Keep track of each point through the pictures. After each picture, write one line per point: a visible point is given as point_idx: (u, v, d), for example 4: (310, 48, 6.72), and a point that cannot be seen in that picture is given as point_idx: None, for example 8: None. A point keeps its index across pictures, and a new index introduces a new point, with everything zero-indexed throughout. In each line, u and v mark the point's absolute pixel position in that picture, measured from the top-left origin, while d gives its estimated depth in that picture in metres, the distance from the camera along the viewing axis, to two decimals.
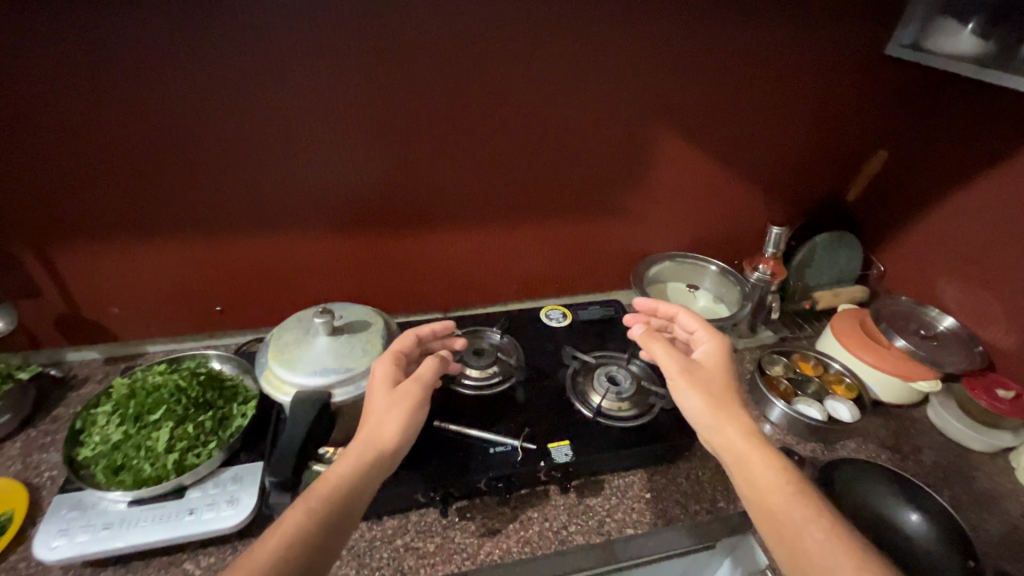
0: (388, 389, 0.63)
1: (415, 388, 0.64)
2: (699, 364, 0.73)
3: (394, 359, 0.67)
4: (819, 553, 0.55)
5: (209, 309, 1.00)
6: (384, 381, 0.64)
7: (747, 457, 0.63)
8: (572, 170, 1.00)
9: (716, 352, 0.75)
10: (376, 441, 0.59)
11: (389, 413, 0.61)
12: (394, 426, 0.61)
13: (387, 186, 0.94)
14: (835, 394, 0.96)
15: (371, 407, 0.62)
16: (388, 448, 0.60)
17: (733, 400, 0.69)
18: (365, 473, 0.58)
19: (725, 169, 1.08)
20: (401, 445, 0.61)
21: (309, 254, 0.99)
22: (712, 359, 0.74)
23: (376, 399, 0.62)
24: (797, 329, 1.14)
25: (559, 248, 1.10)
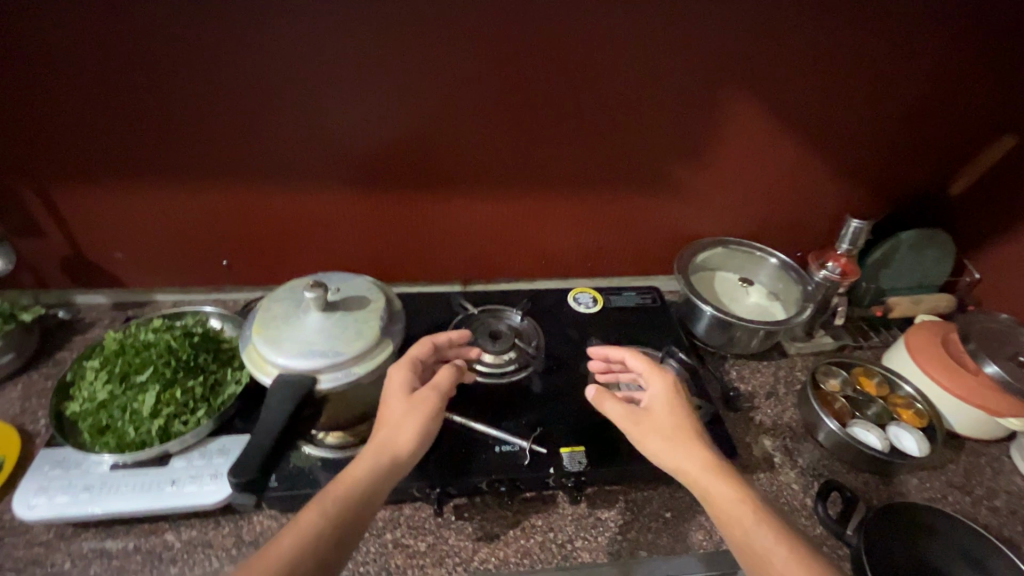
0: (404, 396, 0.60)
1: (431, 395, 0.60)
2: (647, 412, 0.63)
3: (410, 365, 0.64)
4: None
5: (214, 262, 0.94)
6: (400, 387, 0.61)
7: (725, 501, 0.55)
8: (618, 136, 0.87)
9: (661, 393, 0.64)
10: (392, 445, 0.56)
11: (406, 419, 0.58)
12: (410, 433, 0.57)
13: (406, 141, 0.84)
14: (900, 421, 0.83)
15: (386, 412, 0.59)
16: (403, 453, 0.56)
17: (693, 446, 0.59)
18: (379, 478, 0.54)
19: (801, 145, 0.91)
20: (417, 452, 0.58)
21: (319, 211, 0.90)
22: (660, 404, 0.63)
23: (393, 406, 0.59)
24: (861, 338, 1.00)
25: (596, 224, 0.98)
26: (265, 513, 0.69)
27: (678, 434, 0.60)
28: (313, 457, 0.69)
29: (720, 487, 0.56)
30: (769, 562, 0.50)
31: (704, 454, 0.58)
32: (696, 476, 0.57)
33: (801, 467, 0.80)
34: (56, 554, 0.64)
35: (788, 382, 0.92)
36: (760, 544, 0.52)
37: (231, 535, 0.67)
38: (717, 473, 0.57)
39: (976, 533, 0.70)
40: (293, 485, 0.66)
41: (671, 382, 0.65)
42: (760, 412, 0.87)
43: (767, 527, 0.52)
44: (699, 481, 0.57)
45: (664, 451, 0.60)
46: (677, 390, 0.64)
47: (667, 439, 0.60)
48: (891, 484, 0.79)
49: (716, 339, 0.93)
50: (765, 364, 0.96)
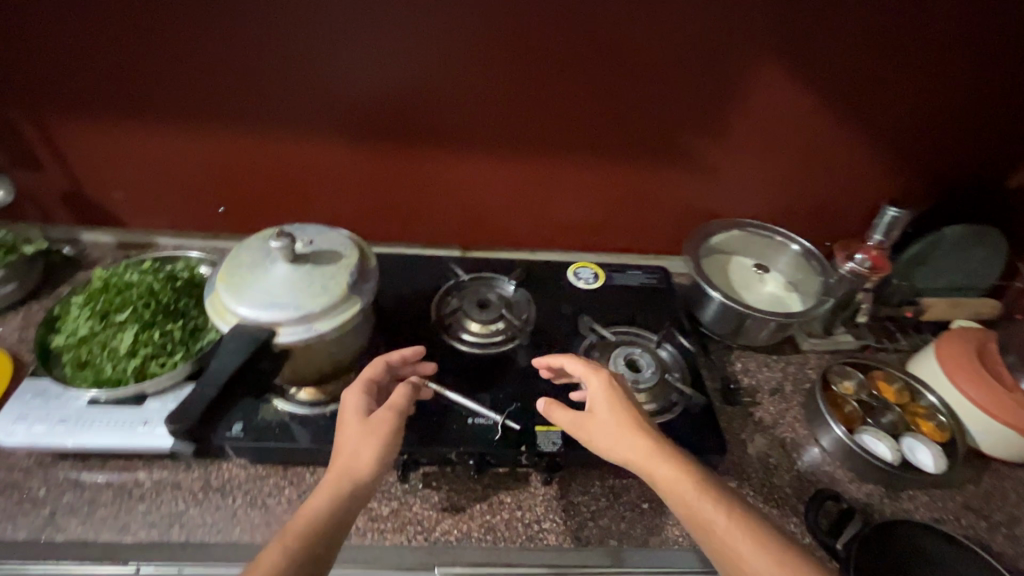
0: (359, 420, 0.57)
1: (387, 412, 0.58)
2: (588, 414, 0.61)
3: (365, 388, 0.61)
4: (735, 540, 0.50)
5: (211, 209, 0.93)
6: (354, 411, 0.58)
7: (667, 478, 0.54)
8: (633, 98, 0.79)
9: (598, 387, 0.61)
10: (351, 470, 0.53)
11: (363, 442, 0.55)
12: (370, 454, 0.54)
13: (405, 93, 0.79)
14: (917, 433, 0.76)
15: (342, 440, 0.56)
16: (364, 477, 0.53)
17: (632, 432, 0.57)
18: (340, 507, 0.51)
19: (840, 121, 0.82)
20: (379, 474, 0.55)
21: (315, 162, 0.87)
22: (598, 399, 0.61)
23: (349, 431, 0.56)
24: (887, 339, 0.91)
25: (605, 195, 0.92)
26: (235, 462, 0.69)
27: (620, 421, 0.58)
28: (282, 411, 0.68)
29: (662, 467, 0.55)
30: (715, 530, 0.51)
31: (642, 437, 0.57)
32: (638, 461, 0.56)
33: (798, 470, 0.74)
34: (33, 480, 0.65)
35: (797, 381, 0.86)
36: (702, 512, 0.52)
37: (200, 480, 0.67)
38: (658, 452, 0.56)
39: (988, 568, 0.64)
40: (259, 437, 0.65)
41: (605, 376, 0.62)
42: (762, 409, 0.81)
43: (707, 496, 0.53)
44: (645, 465, 0.55)
45: (607, 443, 0.58)
46: (613, 380, 0.62)
47: (609, 432, 0.58)
48: (897, 498, 0.73)
49: (722, 328, 0.87)
50: (774, 358, 0.89)
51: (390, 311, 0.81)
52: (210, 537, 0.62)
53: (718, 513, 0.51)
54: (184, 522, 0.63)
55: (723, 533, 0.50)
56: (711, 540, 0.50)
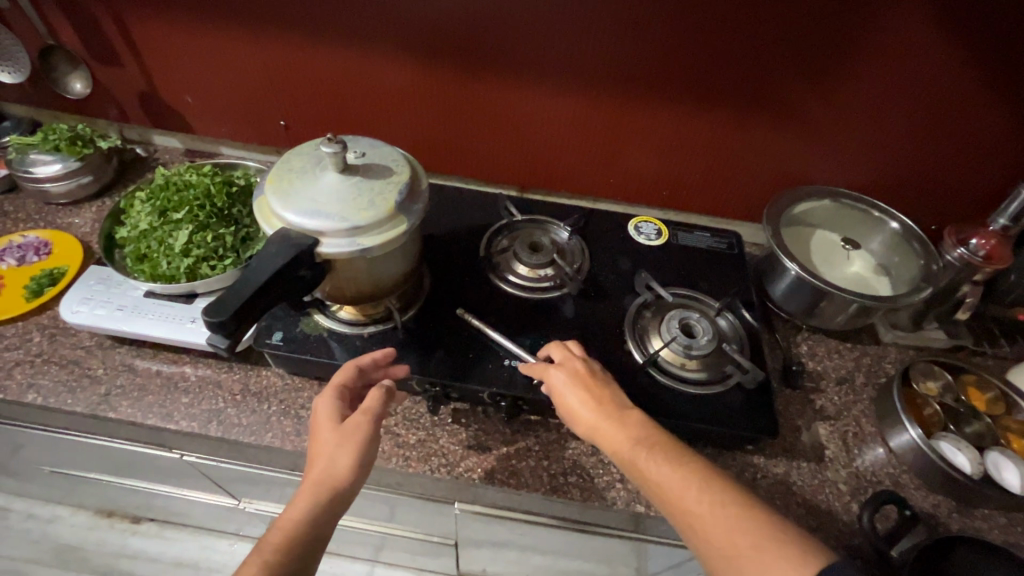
0: (334, 426, 0.54)
1: (362, 419, 0.54)
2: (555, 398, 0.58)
3: (337, 395, 0.56)
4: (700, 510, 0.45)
5: (272, 122, 0.92)
6: (328, 417, 0.55)
7: (633, 453, 0.51)
8: (732, 34, 0.69)
9: (554, 377, 0.59)
10: (328, 478, 0.51)
11: (340, 449, 0.52)
12: (347, 462, 0.52)
13: (475, 9, 0.72)
14: (1007, 449, 0.66)
15: (317, 448, 0.53)
16: (343, 485, 0.51)
17: (601, 406, 0.55)
18: (318, 517, 0.50)
19: (984, 80, 0.68)
20: (358, 481, 0.52)
21: (376, 81, 0.83)
22: (558, 380, 0.58)
23: (323, 438, 0.53)
24: (987, 342, 0.79)
25: (682, 145, 0.83)
26: (274, 371, 0.70)
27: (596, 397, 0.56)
28: (322, 326, 0.67)
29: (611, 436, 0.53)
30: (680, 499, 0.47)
31: (595, 416, 0.55)
32: (607, 438, 0.53)
33: (856, 468, 0.67)
34: (94, 359, 0.69)
35: (870, 373, 0.77)
36: (656, 476, 0.49)
37: (240, 383, 0.69)
38: (618, 421, 0.53)
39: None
40: (297, 348, 0.65)
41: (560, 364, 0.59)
42: (824, 397, 0.74)
43: (665, 459, 0.49)
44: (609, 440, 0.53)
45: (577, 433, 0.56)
46: (566, 366, 0.59)
47: (574, 417, 0.56)
48: (968, 515, 0.65)
49: (793, 306, 0.78)
50: (847, 346, 0.80)
51: (437, 242, 0.79)
52: (243, 437, 0.64)
53: (655, 463, 0.49)
54: (222, 420, 0.65)
55: (667, 486, 0.48)
56: (653, 490, 0.49)
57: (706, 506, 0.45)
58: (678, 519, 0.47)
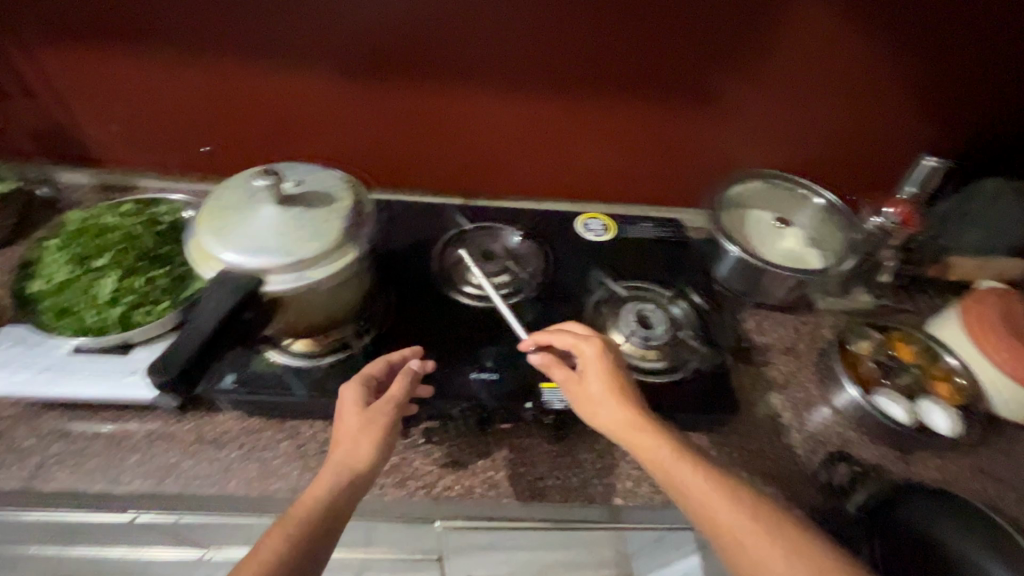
0: (358, 410, 0.56)
1: (388, 401, 0.56)
2: (578, 377, 0.59)
3: (362, 385, 0.58)
4: (736, 525, 0.47)
5: (194, 149, 0.86)
6: (353, 404, 0.56)
7: (667, 463, 0.51)
8: (655, 30, 0.71)
9: (592, 354, 0.59)
10: (349, 460, 0.52)
11: (362, 434, 0.54)
12: (369, 446, 0.53)
13: (398, 18, 0.70)
14: (936, 396, 0.72)
15: (342, 431, 0.54)
16: (363, 467, 0.52)
17: (630, 404, 0.55)
18: (341, 494, 0.50)
19: (883, 60, 0.74)
20: (377, 466, 0.53)
21: (302, 99, 0.79)
22: (591, 369, 0.58)
23: (346, 422, 0.55)
24: (908, 300, 0.87)
25: (622, 140, 0.85)
26: (230, 414, 0.67)
27: (622, 391, 0.56)
28: (275, 363, 0.64)
29: (623, 422, 0.54)
30: (715, 515, 0.48)
31: (608, 405, 0.56)
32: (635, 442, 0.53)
33: (808, 431, 0.72)
34: (21, 430, 0.63)
35: (811, 340, 0.83)
36: (697, 492, 0.49)
37: (193, 432, 0.65)
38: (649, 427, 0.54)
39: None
40: (252, 389, 0.62)
41: (594, 343, 0.60)
42: (774, 368, 0.79)
43: (701, 474, 0.50)
44: (637, 443, 0.53)
45: (587, 412, 0.57)
46: (606, 350, 0.59)
47: (592, 398, 0.57)
48: (907, 460, 0.71)
49: (737, 285, 0.83)
50: (789, 317, 0.86)
51: (387, 261, 0.77)
52: (205, 489, 0.60)
53: (697, 478, 0.50)
54: (178, 474, 0.61)
55: (708, 501, 0.48)
56: (688, 500, 0.49)
57: (754, 522, 0.47)
58: (715, 531, 0.48)
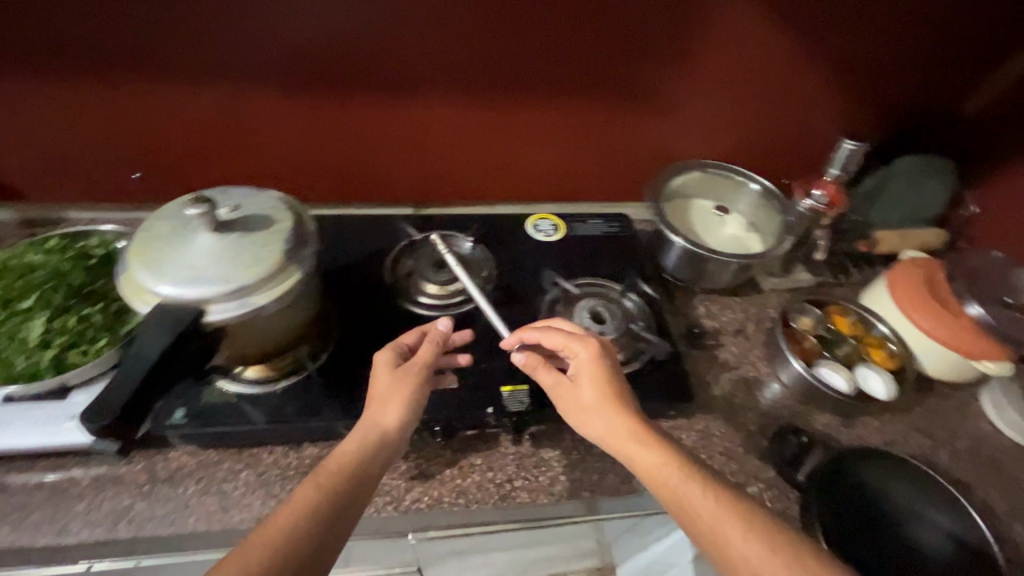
0: (390, 372, 0.59)
1: (418, 367, 0.60)
2: (571, 383, 0.61)
3: (394, 351, 0.61)
4: (723, 532, 0.49)
5: (123, 176, 0.82)
6: (385, 366, 0.60)
7: (659, 470, 0.53)
8: (587, 32, 0.71)
9: (586, 356, 0.60)
10: (378, 420, 0.55)
11: (391, 395, 0.57)
12: (396, 411, 0.56)
13: (324, 33, 0.68)
14: (870, 362, 0.78)
15: (373, 392, 0.58)
16: (390, 430, 0.55)
17: (622, 411, 0.57)
18: (369, 452, 0.53)
19: (804, 50, 0.78)
20: (403, 431, 0.56)
21: (234, 118, 0.76)
22: (584, 372, 0.60)
23: (378, 383, 0.58)
24: (843, 274, 0.92)
25: (566, 142, 0.85)
26: (184, 449, 0.64)
27: (614, 399, 0.58)
28: (228, 392, 0.63)
29: (615, 427, 0.56)
30: (704, 523, 0.49)
31: (601, 412, 0.57)
32: (629, 451, 0.55)
33: (761, 407, 0.76)
34: None
35: (758, 320, 0.87)
36: (692, 503, 0.51)
37: (145, 472, 0.62)
38: (642, 436, 0.55)
39: (952, 498, 0.66)
40: (204, 422, 0.60)
41: (588, 346, 0.61)
42: (725, 350, 0.82)
43: (695, 483, 0.52)
44: (630, 451, 0.55)
45: (579, 419, 0.59)
46: (601, 355, 0.61)
47: (586, 405, 0.58)
48: (852, 426, 0.76)
49: (685, 273, 0.86)
50: (736, 300, 0.89)
51: (339, 277, 0.76)
52: (161, 530, 0.58)
53: (690, 486, 0.51)
54: (132, 517, 0.59)
55: (700, 510, 0.50)
56: (680, 508, 0.51)
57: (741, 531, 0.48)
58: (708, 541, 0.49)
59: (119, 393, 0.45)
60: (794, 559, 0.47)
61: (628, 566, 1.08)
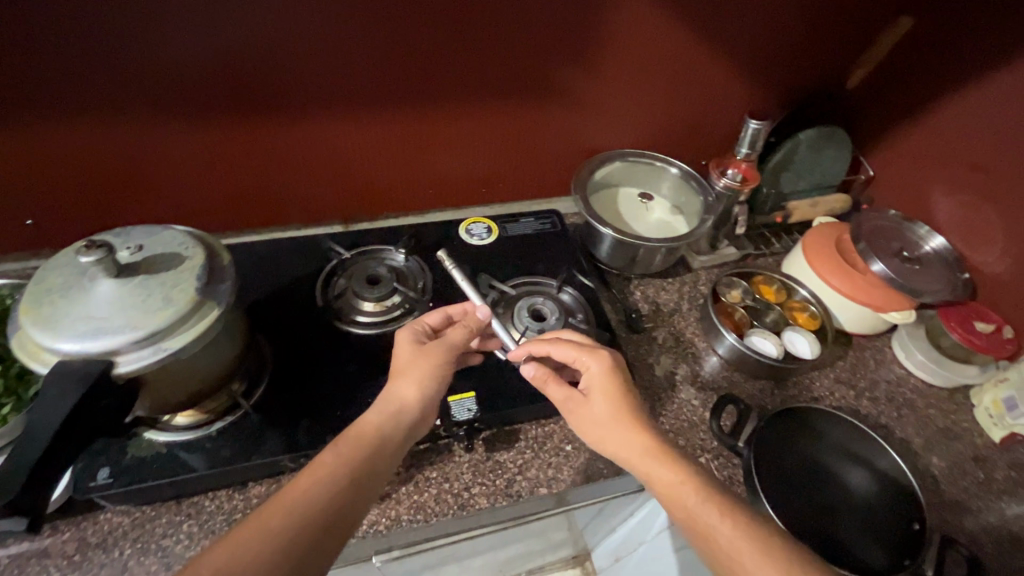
0: (413, 348, 0.62)
1: (438, 349, 0.62)
2: (584, 397, 0.62)
3: (419, 332, 0.64)
4: (735, 548, 0.49)
5: (12, 224, 0.75)
6: (409, 342, 0.62)
7: (673, 486, 0.54)
8: (496, 37, 0.71)
9: (598, 370, 0.62)
10: (396, 393, 0.58)
11: (413, 370, 0.60)
12: (414, 387, 0.59)
13: (216, 57, 0.65)
14: (795, 326, 0.84)
15: (396, 364, 0.61)
16: (410, 405, 0.58)
17: (634, 430, 0.58)
18: (389, 423, 0.56)
19: (705, 38, 0.81)
20: (423, 403, 0.59)
21: (132, 152, 0.71)
22: (596, 383, 0.62)
23: (401, 356, 0.61)
24: (763, 245, 0.98)
25: (489, 144, 0.86)
26: (115, 510, 0.60)
27: (621, 418, 0.59)
28: (157, 443, 0.59)
29: (631, 444, 0.57)
30: (717, 539, 0.50)
31: (616, 429, 0.59)
32: (642, 467, 0.56)
33: (701, 381, 0.80)
34: None
35: (691, 298, 0.91)
36: (708, 520, 0.51)
37: (72, 541, 0.57)
38: (657, 454, 0.56)
39: (875, 445, 0.71)
40: (133, 479, 0.57)
41: (600, 360, 0.63)
42: (664, 331, 0.85)
43: (712, 505, 0.52)
44: (645, 467, 0.56)
45: (595, 434, 0.60)
46: (613, 369, 0.63)
47: (600, 422, 0.60)
48: (784, 387, 0.81)
49: (618, 262, 0.88)
50: (669, 281, 0.93)
51: (269, 306, 0.73)
52: None
53: (705, 505, 0.52)
54: None
55: (707, 521, 0.51)
56: (691, 523, 0.51)
57: (737, 534, 0.50)
58: (714, 554, 0.49)
59: (11, 473, 0.41)
60: (767, 546, 0.48)
61: (600, 551, 1.11)
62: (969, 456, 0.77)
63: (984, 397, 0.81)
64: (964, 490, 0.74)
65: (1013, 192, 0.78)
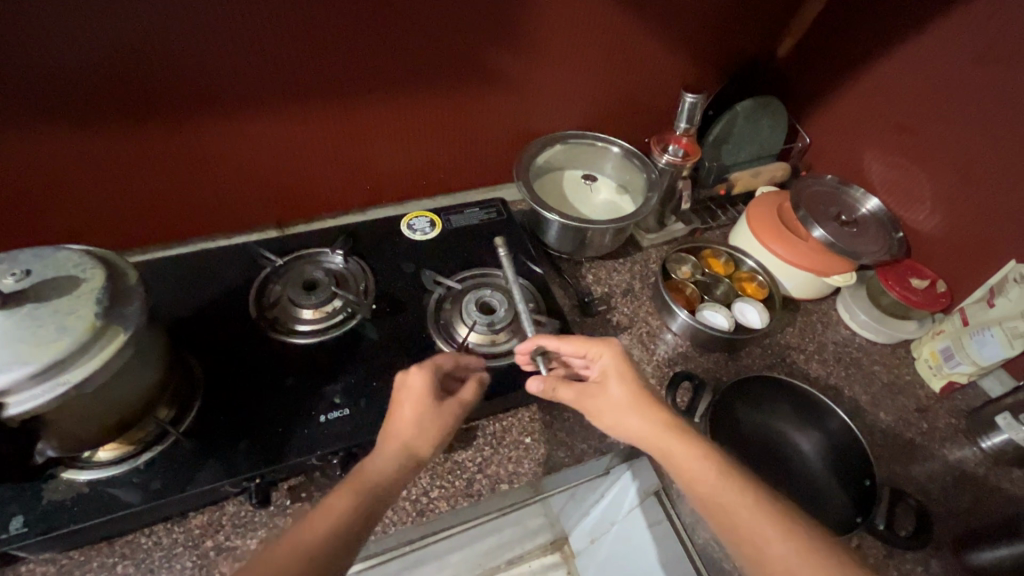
0: (429, 403, 0.57)
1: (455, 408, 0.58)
2: (598, 384, 0.61)
3: (431, 372, 0.59)
4: (754, 529, 0.48)
5: None
6: (422, 393, 0.57)
7: (688, 466, 0.53)
8: (420, 22, 0.68)
9: (610, 356, 0.61)
10: (405, 433, 0.55)
11: (425, 431, 0.56)
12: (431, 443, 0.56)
13: (107, 60, 0.58)
14: (744, 296, 0.85)
15: (400, 415, 0.56)
16: (422, 452, 0.55)
17: (647, 410, 0.57)
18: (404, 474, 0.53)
19: (637, 13, 0.79)
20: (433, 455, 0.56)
21: (23, 169, 0.64)
22: (607, 361, 0.61)
23: (408, 411, 0.56)
24: (710, 218, 0.99)
25: (425, 134, 0.82)
26: (38, 558, 0.55)
27: (637, 401, 0.58)
28: (79, 482, 0.54)
29: (643, 429, 0.56)
30: (737, 521, 0.49)
31: (636, 412, 0.57)
32: (660, 445, 0.55)
33: (658, 359, 0.80)
34: None
35: (643, 277, 0.90)
36: (729, 500, 0.50)
37: None
38: (673, 431, 0.55)
39: (827, 408, 0.72)
40: (52, 525, 0.52)
41: (614, 347, 0.61)
42: (617, 312, 0.85)
43: (733, 486, 0.51)
44: (661, 445, 0.55)
45: (612, 417, 0.58)
46: (624, 355, 0.61)
47: (618, 404, 0.58)
48: (737, 358, 0.81)
49: (568, 246, 0.87)
50: (620, 262, 0.92)
51: (198, 323, 0.68)
52: None
53: (719, 484, 0.51)
54: None
55: (724, 501, 0.50)
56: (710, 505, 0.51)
57: (753, 515, 0.49)
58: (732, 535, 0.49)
59: None
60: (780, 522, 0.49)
61: (577, 535, 1.11)
62: (913, 409, 0.80)
63: (923, 349, 0.84)
64: (910, 442, 0.76)
65: (939, 151, 0.80)
